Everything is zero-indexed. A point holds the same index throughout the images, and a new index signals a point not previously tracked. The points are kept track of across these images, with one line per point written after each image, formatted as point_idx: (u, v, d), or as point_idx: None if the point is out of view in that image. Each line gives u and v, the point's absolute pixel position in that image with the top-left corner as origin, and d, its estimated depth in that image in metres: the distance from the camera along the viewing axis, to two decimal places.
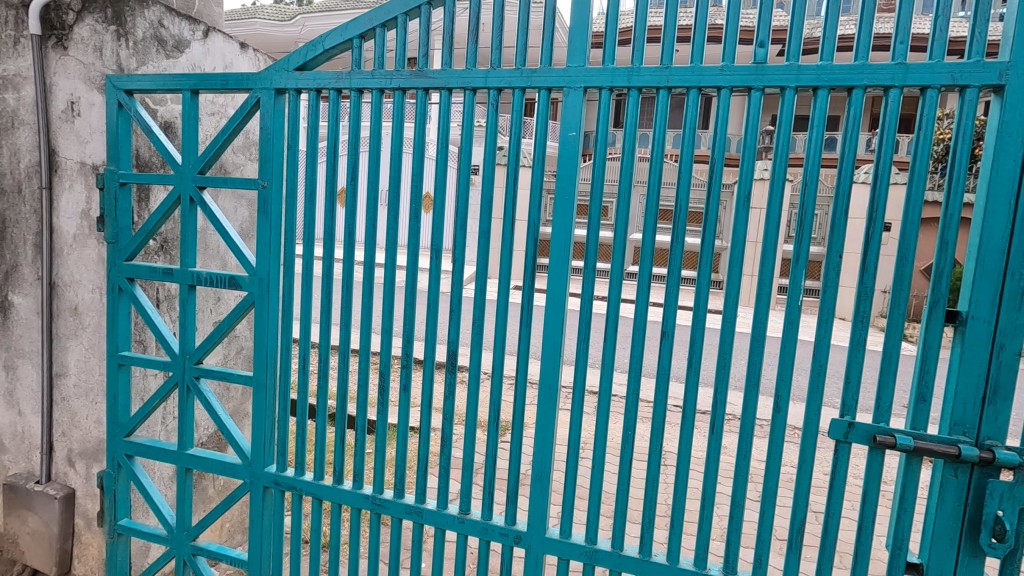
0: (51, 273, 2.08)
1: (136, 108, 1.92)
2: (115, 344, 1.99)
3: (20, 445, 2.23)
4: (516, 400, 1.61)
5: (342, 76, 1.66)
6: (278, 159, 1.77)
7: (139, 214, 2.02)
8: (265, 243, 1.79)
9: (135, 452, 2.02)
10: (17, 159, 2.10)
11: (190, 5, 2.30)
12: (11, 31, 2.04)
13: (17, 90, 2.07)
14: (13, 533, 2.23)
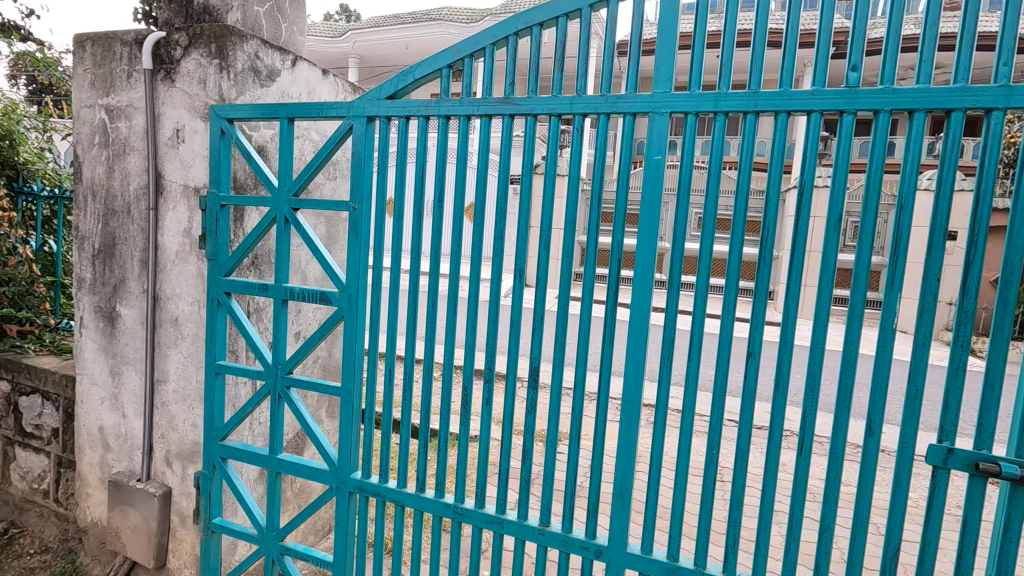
0: (156, 287, 2.26)
1: (237, 135, 2.08)
2: (213, 353, 2.13)
3: (123, 444, 2.41)
4: (598, 415, 1.65)
5: (431, 104, 1.76)
6: (368, 182, 1.87)
7: (237, 233, 2.17)
8: (354, 261, 1.90)
9: (229, 455, 2.16)
10: (127, 182, 2.29)
11: (278, 34, 2.44)
12: (125, 65, 2.24)
13: (128, 119, 2.26)
14: (116, 527, 2.41)
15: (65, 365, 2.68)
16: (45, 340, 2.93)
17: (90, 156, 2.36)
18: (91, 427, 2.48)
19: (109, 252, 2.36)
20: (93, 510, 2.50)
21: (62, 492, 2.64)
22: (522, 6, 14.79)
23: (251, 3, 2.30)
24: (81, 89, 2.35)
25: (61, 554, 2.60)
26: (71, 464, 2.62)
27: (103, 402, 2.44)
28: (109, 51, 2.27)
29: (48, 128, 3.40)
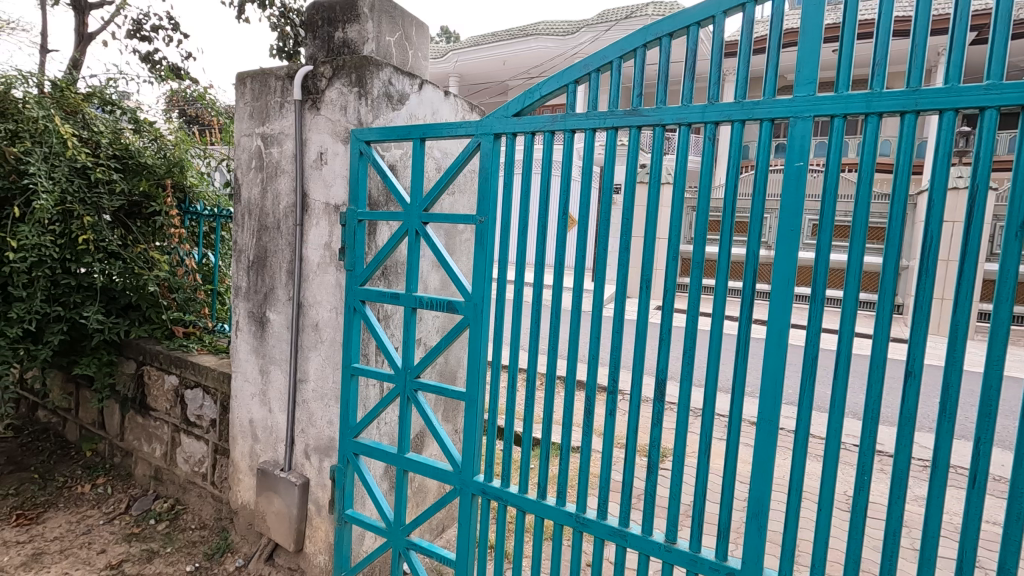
0: (301, 295, 2.50)
1: (374, 155, 2.26)
2: (349, 357, 2.32)
3: (269, 436, 2.68)
4: (729, 436, 1.65)
5: (557, 119, 1.81)
6: (494, 196, 1.96)
7: (370, 246, 2.35)
8: (479, 272, 1.99)
9: (361, 451, 2.33)
10: (278, 201, 2.56)
11: (406, 60, 2.62)
12: (278, 97, 2.52)
13: (280, 145, 2.53)
14: (262, 511, 2.67)
15: (222, 363, 3.03)
16: (204, 340, 3.34)
17: (247, 178, 2.67)
18: (243, 420, 2.78)
19: (261, 264, 2.64)
20: (243, 494, 2.80)
21: (217, 475, 2.98)
22: (617, 14, 14.73)
23: (383, 34, 2.50)
24: (241, 120, 2.67)
25: (215, 531, 2.92)
26: (226, 452, 2.95)
27: (254, 397, 2.73)
28: (266, 85, 2.56)
29: (208, 154, 3.88)
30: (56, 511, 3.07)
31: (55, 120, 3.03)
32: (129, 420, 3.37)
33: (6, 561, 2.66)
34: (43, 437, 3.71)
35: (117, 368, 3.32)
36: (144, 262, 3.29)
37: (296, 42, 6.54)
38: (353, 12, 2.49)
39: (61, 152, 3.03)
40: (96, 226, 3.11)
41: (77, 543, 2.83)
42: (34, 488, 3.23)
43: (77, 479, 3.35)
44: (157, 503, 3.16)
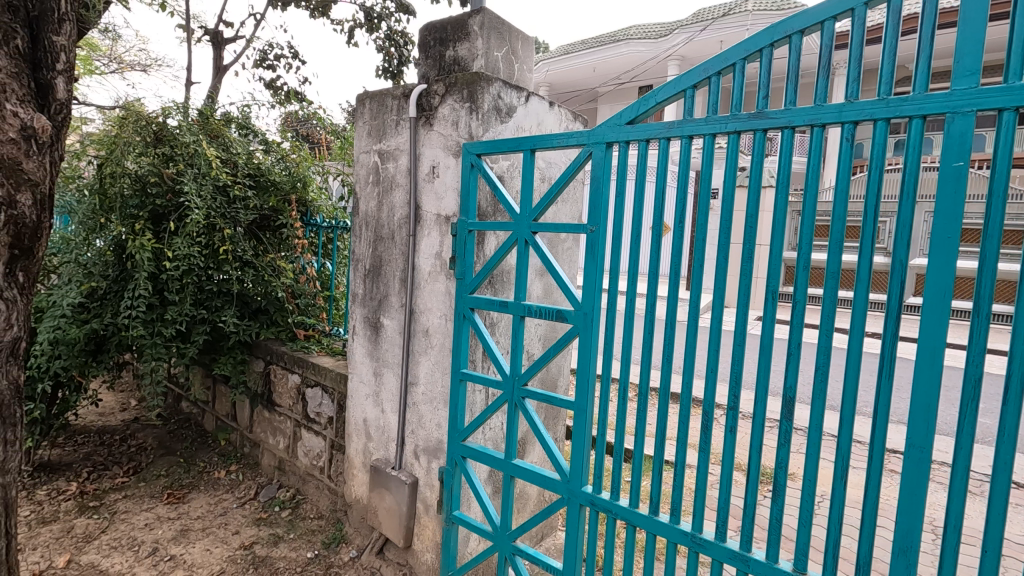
0: (413, 302, 2.62)
1: (484, 167, 2.32)
2: (459, 362, 2.40)
3: (382, 435, 2.83)
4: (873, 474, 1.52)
5: (674, 126, 1.78)
6: (605, 205, 1.95)
7: (479, 255, 2.41)
8: (589, 281, 2.00)
9: (469, 455, 2.39)
10: (392, 213, 2.71)
11: (512, 73, 2.69)
12: (395, 116, 2.68)
13: (395, 160, 2.68)
14: (374, 506, 2.82)
15: (339, 365, 3.24)
16: (321, 343, 3.60)
17: (365, 192, 2.85)
18: (357, 419, 2.95)
19: (376, 272, 2.80)
20: (357, 488, 2.97)
21: (333, 469, 3.19)
22: (714, 12, 14.16)
23: (491, 50, 2.57)
24: (361, 138, 2.86)
25: (331, 522, 3.13)
26: (341, 448, 3.15)
27: (368, 397, 2.90)
28: (383, 105, 2.73)
29: (326, 171, 4.10)
30: (199, 492, 3.43)
31: (203, 144, 3.43)
32: (257, 414, 3.69)
33: (159, 535, 3.00)
34: (186, 425, 4.16)
35: (248, 366, 3.65)
36: (272, 270, 3.62)
37: (400, 62, 6.91)
38: (464, 30, 2.59)
39: (207, 172, 3.41)
40: (233, 238, 3.48)
41: (216, 523, 3.13)
42: (180, 471, 3.63)
43: (214, 465, 3.72)
44: (281, 492, 3.44)
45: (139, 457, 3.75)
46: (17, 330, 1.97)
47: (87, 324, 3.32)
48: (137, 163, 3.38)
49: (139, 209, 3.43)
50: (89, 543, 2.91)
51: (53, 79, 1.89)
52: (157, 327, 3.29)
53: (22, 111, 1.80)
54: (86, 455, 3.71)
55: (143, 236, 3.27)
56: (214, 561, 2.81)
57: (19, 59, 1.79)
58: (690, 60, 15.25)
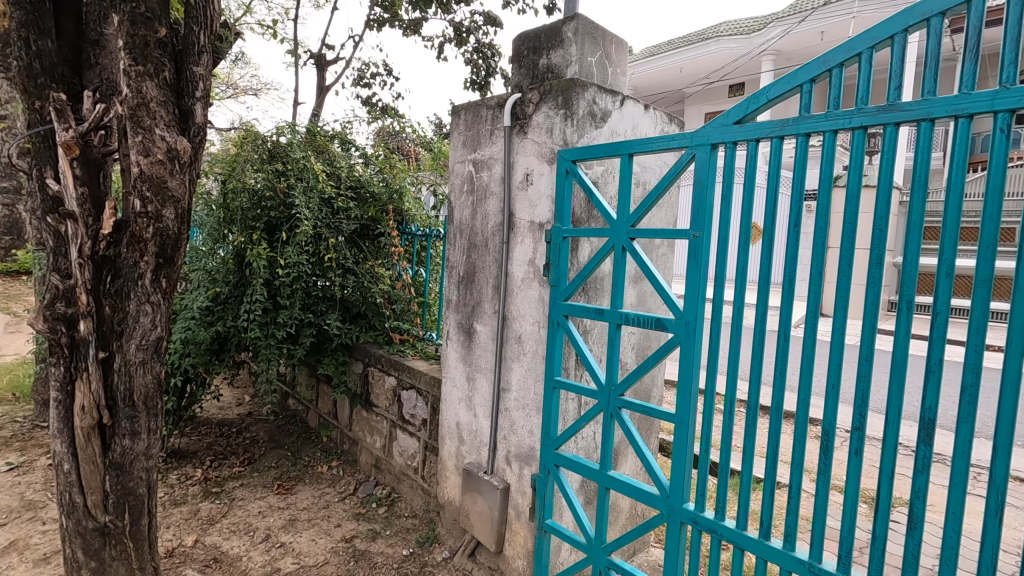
0: (506, 308, 2.65)
1: (579, 173, 2.31)
2: (551, 370, 2.38)
3: (474, 440, 2.87)
4: None
5: (788, 123, 1.67)
6: (710, 210, 1.86)
7: (573, 262, 2.40)
8: (691, 289, 1.92)
9: (562, 463, 2.37)
10: (486, 220, 2.76)
11: (605, 78, 2.67)
12: (489, 125, 2.73)
13: (489, 169, 2.73)
14: (467, 509, 2.86)
15: (432, 369, 3.34)
16: (415, 347, 3.72)
17: (459, 201, 2.93)
18: (450, 422, 3.02)
19: (470, 279, 2.86)
20: (449, 490, 3.04)
21: (426, 470, 3.29)
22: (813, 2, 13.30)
23: (585, 55, 2.56)
24: (456, 149, 2.94)
25: (425, 521, 3.23)
26: (434, 449, 3.24)
27: (460, 401, 2.95)
28: (478, 116, 2.79)
29: (421, 182, 4.25)
30: (304, 485, 3.66)
31: (310, 160, 3.68)
32: (356, 413, 3.89)
33: (271, 522, 3.23)
34: (292, 421, 4.46)
35: (348, 367, 3.86)
36: (370, 277, 3.81)
37: (486, 74, 7.07)
38: (558, 37, 2.59)
39: (314, 185, 3.66)
40: (336, 246, 3.70)
41: (320, 515, 3.33)
42: (288, 464, 3.90)
43: (318, 460, 3.96)
44: (378, 489, 3.59)
45: (253, 449, 4.07)
46: (160, 331, 2.19)
47: (212, 326, 3.66)
48: (255, 178, 3.69)
49: (256, 220, 3.74)
50: (212, 525, 3.18)
51: (192, 106, 2.09)
52: (270, 330, 3.56)
53: (169, 135, 2.01)
54: (208, 445, 4.08)
55: (259, 245, 3.56)
56: (319, 551, 2.98)
57: (166, 89, 2.01)
58: (787, 54, 14.37)
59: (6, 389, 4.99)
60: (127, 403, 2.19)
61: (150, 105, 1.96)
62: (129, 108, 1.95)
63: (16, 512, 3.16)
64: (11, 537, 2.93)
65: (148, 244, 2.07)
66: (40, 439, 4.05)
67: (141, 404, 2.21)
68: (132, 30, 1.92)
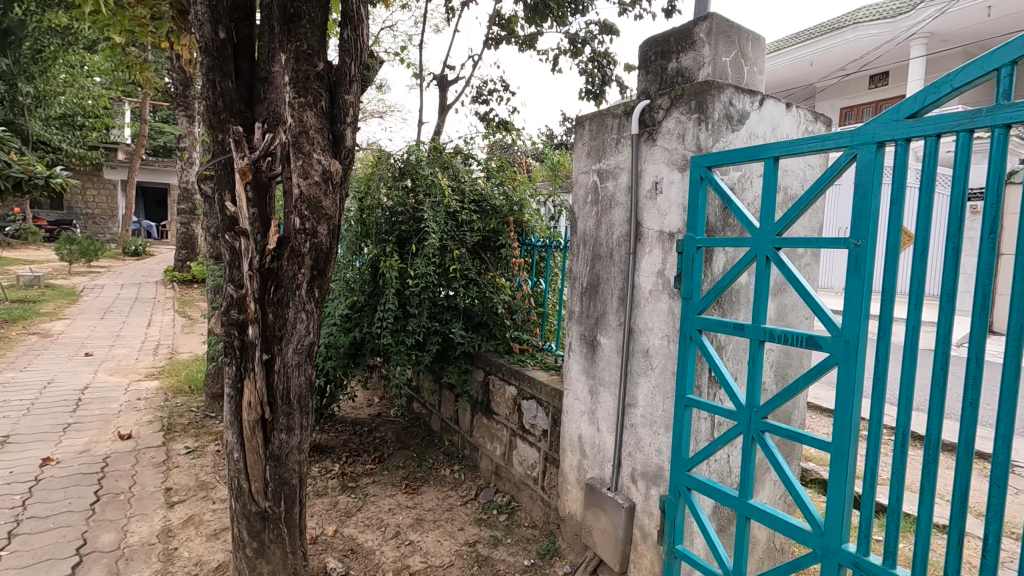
0: (632, 321, 2.57)
1: (715, 179, 2.18)
2: (683, 388, 2.27)
3: (597, 454, 2.81)
4: None
5: (980, 114, 1.44)
6: (875, 215, 1.67)
7: (707, 272, 2.27)
8: (850, 304, 1.72)
9: (695, 487, 2.24)
10: (612, 231, 2.71)
11: (741, 77, 2.51)
12: (615, 134, 2.68)
13: (615, 178, 2.68)
14: (589, 525, 2.80)
15: (553, 380, 3.33)
16: (535, 357, 3.75)
17: (583, 212, 2.90)
18: (572, 435, 2.99)
19: (594, 290, 2.82)
20: (570, 504, 2.99)
21: (546, 481, 3.28)
22: None
23: (720, 55, 2.43)
24: (580, 159, 2.93)
25: (545, 532, 3.22)
26: (555, 461, 3.22)
27: (583, 414, 2.90)
28: (603, 125, 2.75)
29: (541, 194, 4.28)
30: (429, 486, 3.83)
31: (438, 176, 3.88)
32: (477, 420, 3.98)
33: (400, 520, 3.40)
34: (417, 424, 4.69)
35: (470, 375, 3.98)
36: (492, 287, 3.90)
37: (602, 82, 7.01)
38: (689, 40, 2.49)
39: (441, 200, 3.84)
40: (461, 258, 3.84)
41: (444, 517, 3.45)
42: (414, 464, 4.10)
43: (441, 463, 4.13)
44: (498, 496, 3.65)
45: (383, 448, 4.34)
46: (312, 336, 2.43)
47: (350, 332, 3.97)
48: (388, 196, 3.98)
49: (388, 234, 4.00)
50: (349, 517, 3.42)
51: (344, 131, 2.29)
52: (401, 336, 3.77)
53: (324, 159, 2.22)
54: (344, 441, 4.41)
55: (392, 258, 3.81)
56: (444, 553, 3.08)
57: (322, 117, 2.21)
58: (943, 36, 12.68)
59: (184, 382, 5.78)
60: (284, 401, 2.43)
61: (309, 132, 2.18)
62: (293, 136, 2.17)
63: (192, 491, 3.63)
64: (189, 512, 3.37)
65: (305, 257, 2.29)
66: (209, 428, 4.64)
67: (294, 402, 2.46)
68: (297, 66, 2.15)
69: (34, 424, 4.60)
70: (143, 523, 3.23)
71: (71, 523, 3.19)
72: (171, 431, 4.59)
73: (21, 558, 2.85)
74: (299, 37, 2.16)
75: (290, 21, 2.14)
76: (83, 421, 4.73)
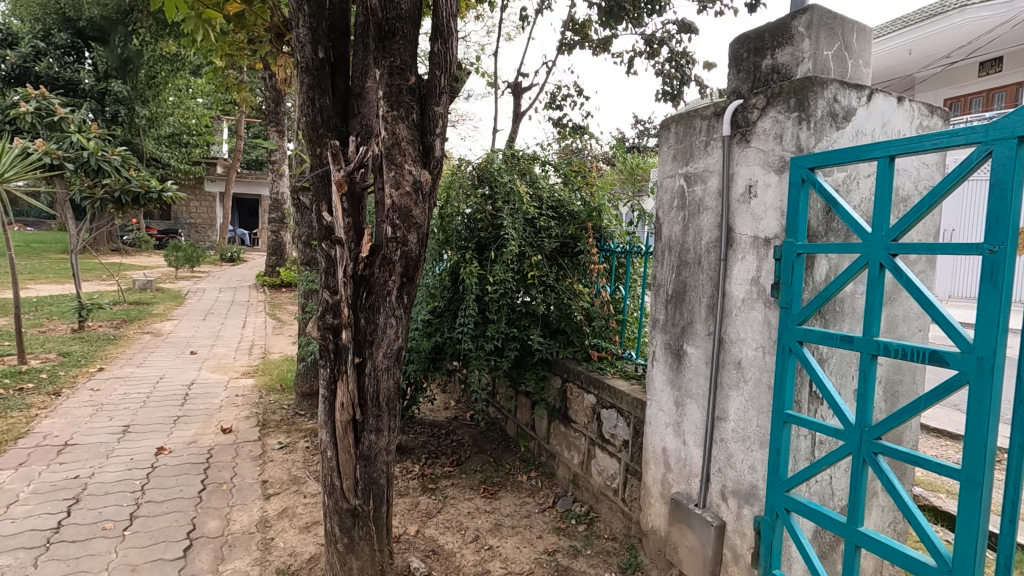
0: (723, 331, 2.45)
1: (819, 181, 2.04)
2: (781, 403, 2.14)
3: (682, 468, 2.70)
4: None
5: None
6: (1016, 218, 1.49)
7: (808, 280, 2.13)
8: (985, 316, 1.55)
9: (795, 509, 2.09)
10: (700, 237, 2.60)
11: (845, 71, 2.34)
12: (704, 136, 2.58)
13: (704, 182, 2.58)
14: (675, 541, 2.70)
15: (634, 389, 3.25)
16: (615, 366, 3.68)
17: (669, 217, 2.82)
18: (655, 446, 2.89)
19: (680, 298, 2.72)
20: (654, 518, 2.90)
21: (627, 494, 3.20)
22: None
23: (821, 49, 2.29)
24: (665, 163, 2.85)
25: (626, 546, 3.13)
26: (637, 473, 3.14)
27: (667, 426, 2.81)
28: (691, 127, 2.66)
29: (619, 198, 4.18)
30: (507, 491, 3.85)
31: (516, 183, 3.90)
32: (554, 427, 3.96)
33: (480, 524, 3.43)
34: (493, 428, 4.73)
35: (548, 382, 3.96)
36: (570, 294, 3.87)
37: (681, 82, 6.81)
38: (786, 34, 2.36)
39: (520, 207, 3.87)
40: (539, 264, 3.85)
41: (522, 523, 3.45)
42: (492, 469, 4.13)
43: (518, 469, 4.13)
44: (576, 505, 3.60)
45: (460, 451, 4.41)
46: (401, 341, 2.51)
47: (431, 336, 4.07)
48: (467, 204, 4.06)
49: (468, 241, 4.10)
50: (430, 518, 3.50)
51: (433, 142, 2.35)
52: (480, 342, 3.81)
53: (415, 169, 2.29)
54: (424, 443, 4.52)
55: (472, 264, 3.87)
56: (524, 560, 3.07)
57: (413, 128, 2.29)
58: None
59: (276, 381, 6.16)
60: (374, 403, 2.52)
61: (401, 144, 2.26)
62: (386, 148, 2.26)
63: (286, 484, 3.84)
64: (284, 504, 3.57)
65: (396, 265, 2.37)
66: (300, 425, 4.91)
67: (384, 405, 2.54)
68: (390, 81, 2.24)
69: (150, 416, 5.05)
70: (244, 512, 3.46)
71: (182, 508, 3.47)
72: (266, 426, 4.90)
73: (141, 538, 3.13)
74: (392, 53, 2.24)
75: (384, 38, 2.23)
76: (190, 415, 5.14)
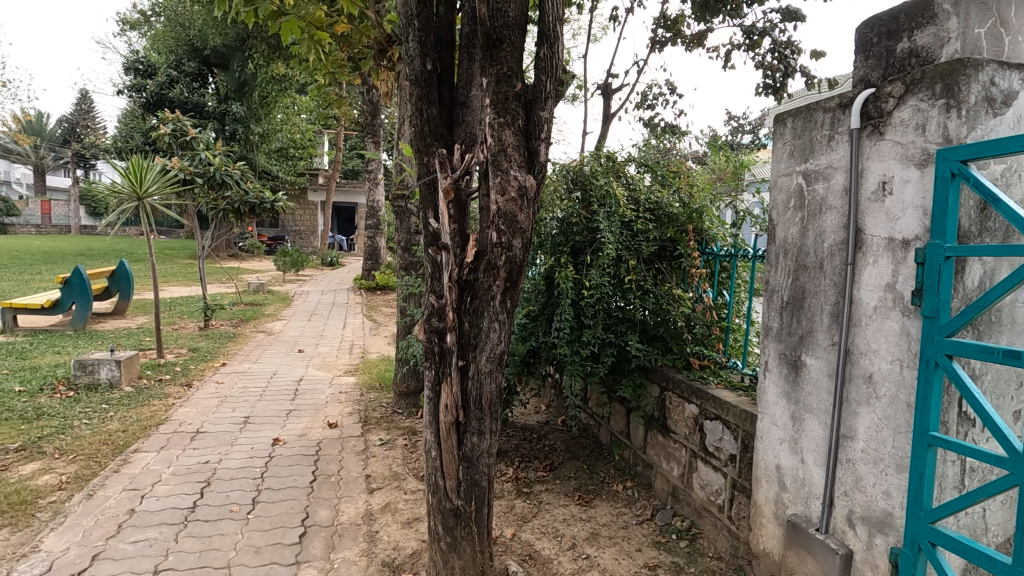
0: (849, 341, 2.25)
1: (973, 174, 1.81)
2: (926, 423, 1.91)
3: (800, 489, 2.50)
4: None
5: None
6: None
7: (959, 286, 1.90)
8: None
9: (942, 543, 1.87)
10: (821, 239, 2.41)
11: (1002, 50, 2.03)
12: (827, 130, 2.39)
13: (827, 180, 2.39)
14: (791, 567, 2.50)
15: (742, 401, 3.07)
16: (719, 375, 3.50)
17: (784, 218, 2.63)
18: (767, 463, 2.70)
19: (798, 304, 2.53)
20: (766, 540, 2.71)
21: (735, 511, 3.03)
22: None
23: (972, 27, 2.02)
24: (780, 160, 2.67)
25: (733, 567, 2.96)
26: (745, 490, 2.96)
27: (782, 443, 2.61)
28: (810, 121, 2.48)
29: (720, 198, 3.99)
30: (602, 500, 3.78)
31: (613, 186, 3.83)
32: (651, 437, 3.83)
33: (576, 532, 3.39)
34: (586, 435, 4.67)
35: (645, 390, 3.83)
36: (669, 299, 3.73)
37: (785, 74, 6.38)
38: (927, 13, 2.13)
39: (616, 210, 3.78)
40: (636, 268, 3.75)
41: (620, 534, 3.36)
42: (585, 476, 4.07)
43: (613, 478, 4.04)
44: (676, 519, 3.45)
45: (553, 456, 4.39)
46: (503, 346, 2.54)
47: (527, 340, 4.09)
48: (562, 208, 4.05)
49: (564, 245, 4.08)
50: (526, 522, 3.51)
51: (538, 147, 2.35)
52: (577, 347, 3.77)
53: (519, 175, 2.31)
54: (516, 446, 4.55)
55: (567, 268, 3.84)
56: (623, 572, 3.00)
57: (519, 134, 2.31)
58: None
59: (376, 380, 6.47)
60: (477, 406, 2.56)
61: (507, 150, 2.28)
62: (492, 154, 2.29)
63: (387, 479, 4.01)
64: (386, 499, 3.73)
65: (500, 270, 2.40)
66: (398, 423, 5.12)
67: (486, 408, 2.58)
68: (497, 88, 2.26)
69: (266, 408, 5.49)
70: (351, 504, 3.66)
71: (297, 497, 3.73)
72: (367, 423, 5.16)
73: (262, 522, 3.39)
74: (500, 60, 2.27)
75: (492, 47, 2.27)
76: (300, 409, 5.52)
